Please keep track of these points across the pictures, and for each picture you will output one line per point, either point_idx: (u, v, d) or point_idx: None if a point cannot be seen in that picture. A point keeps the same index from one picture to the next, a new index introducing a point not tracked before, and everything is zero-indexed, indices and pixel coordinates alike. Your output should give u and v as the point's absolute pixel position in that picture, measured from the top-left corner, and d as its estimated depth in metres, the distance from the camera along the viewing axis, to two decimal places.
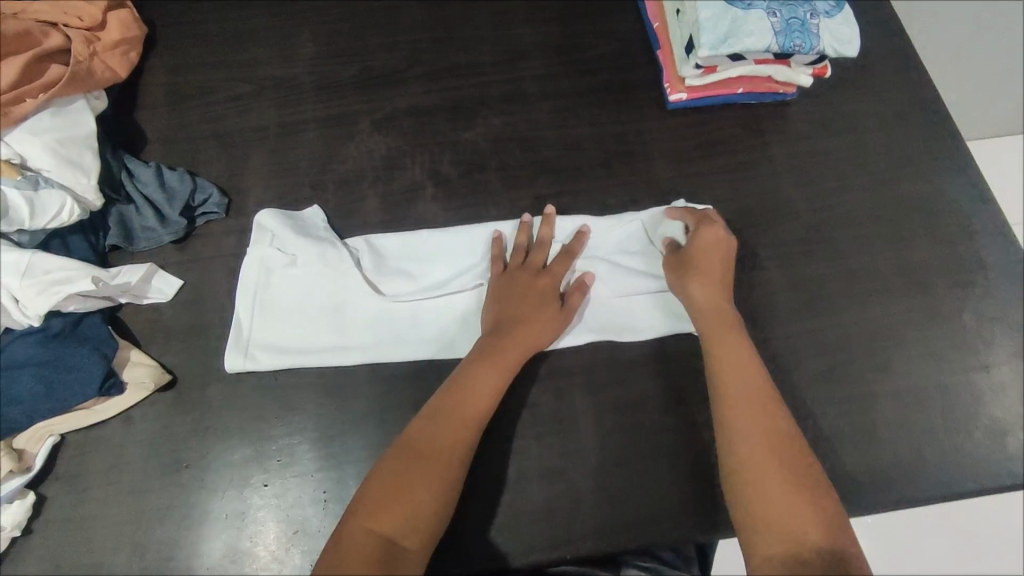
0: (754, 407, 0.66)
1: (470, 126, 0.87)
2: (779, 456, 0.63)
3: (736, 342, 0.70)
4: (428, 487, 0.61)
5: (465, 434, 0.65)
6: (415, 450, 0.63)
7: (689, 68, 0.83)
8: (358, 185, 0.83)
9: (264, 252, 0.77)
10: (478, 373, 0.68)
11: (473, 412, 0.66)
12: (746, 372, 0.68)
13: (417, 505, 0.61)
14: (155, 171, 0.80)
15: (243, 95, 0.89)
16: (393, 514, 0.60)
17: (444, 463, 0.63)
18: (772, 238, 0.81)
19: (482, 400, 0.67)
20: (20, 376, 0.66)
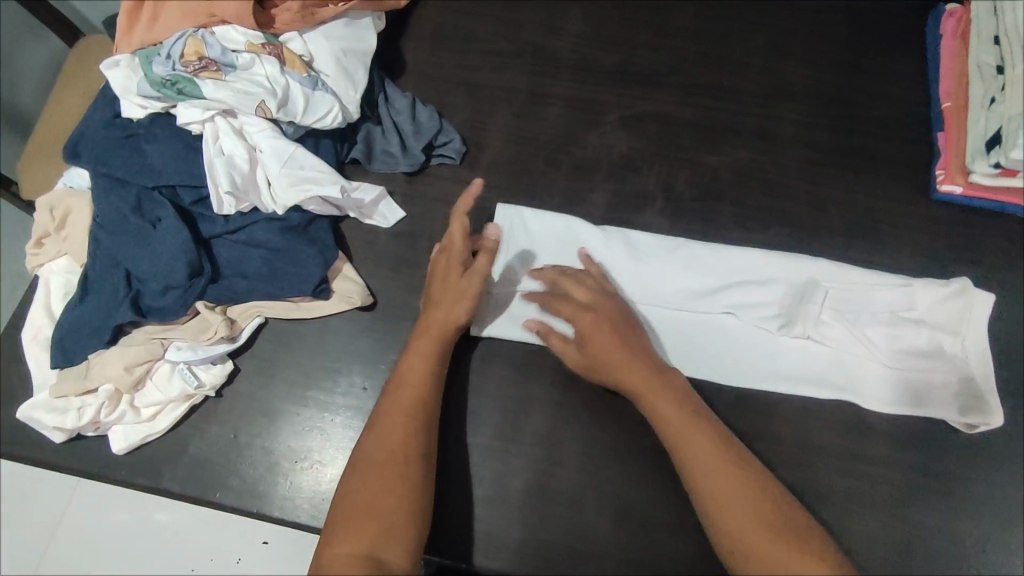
0: (700, 444, 0.60)
1: (716, 151, 0.83)
2: (732, 502, 0.57)
3: (635, 361, 0.63)
4: (401, 440, 0.62)
5: (400, 436, 0.62)
6: (396, 408, 0.64)
7: (983, 166, 0.75)
8: (592, 175, 0.82)
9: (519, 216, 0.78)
10: (413, 347, 0.68)
11: (411, 378, 0.66)
12: (676, 404, 0.62)
13: (384, 456, 0.61)
14: (410, 103, 0.82)
15: (502, 53, 0.89)
16: (382, 468, 0.60)
17: (406, 421, 0.63)
18: (1016, 373, 0.73)
19: (417, 370, 0.66)
20: (253, 254, 0.72)
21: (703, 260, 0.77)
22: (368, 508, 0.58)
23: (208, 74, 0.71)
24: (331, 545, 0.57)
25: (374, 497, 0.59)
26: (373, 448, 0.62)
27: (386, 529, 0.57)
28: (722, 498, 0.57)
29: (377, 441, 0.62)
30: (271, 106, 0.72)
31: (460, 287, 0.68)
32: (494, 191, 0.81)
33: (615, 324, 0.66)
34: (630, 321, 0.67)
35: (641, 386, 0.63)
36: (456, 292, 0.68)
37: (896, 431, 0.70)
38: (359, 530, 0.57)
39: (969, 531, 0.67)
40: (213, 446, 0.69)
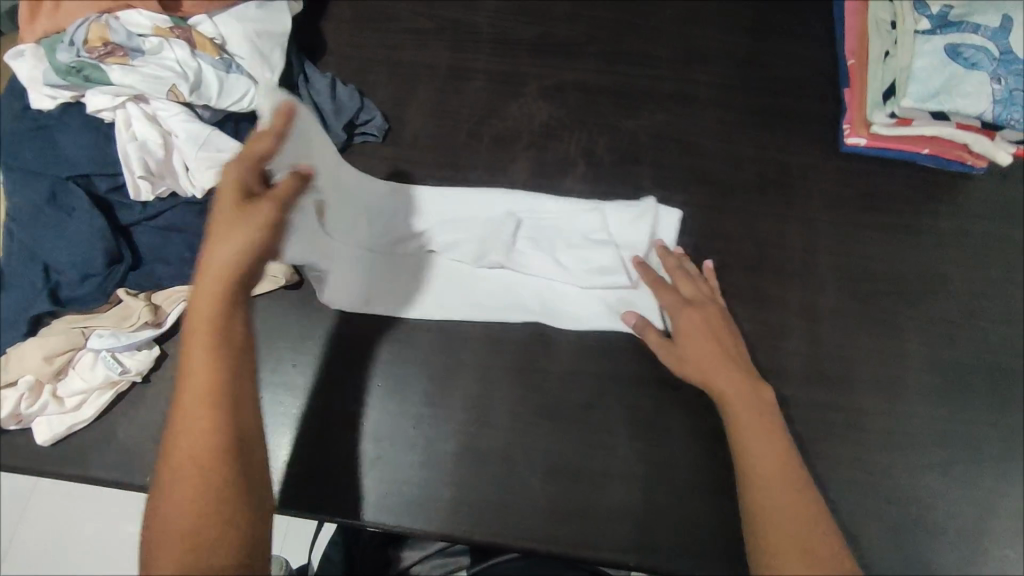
0: (772, 458, 0.61)
1: (635, 115, 0.85)
2: (791, 528, 0.57)
3: (726, 372, 0.66)
4: (195, 439, 0.55)
5: (205, 421, 0.55)
6: (190, 397, 0.55)
7: (882, 115, 0.79)
8: (513, 145, 0.83)
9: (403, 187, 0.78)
10: (195, 307, 0.56)
11: (196, 365, 0.56)
12: (757, 412, 0.64)
13: (185, 462, 0.54)
14: (330, 83, 0.82)
15: (423, 29, 0.90)
16: (179, 473, 0.54)
17: (204, 413, 0.55)
18: (921, 311, 0.76)
19: (198, 356, 0.56)
20: (176, 240, 0.73)
21: (573, 214, 0.78)
22: (172, 522, 0.53)
23: (114, 59, 0.71)
24: (157, 558, 0.52)
25: (177, 506, 0.53)
26: (183, 446, 0.55)
27: (197, 547, 0.52)
28: (787, 522, 0.58)
29: (187, 437, 0.55)
30: (183, 90, 0.72)
31: (240, 217, 0.56)
32: (417, 167, 0.82)
33: (709, 349, 0.67)
34: (725, 344, 0.68)
35: (730, 395, 0.65)
36: (229, 224, 0.55)
37: (811, 374, 0.73)
38: (176, 551, 0.52)
39: (879, 461, 0.70)
40: (143, 431, 0.69)
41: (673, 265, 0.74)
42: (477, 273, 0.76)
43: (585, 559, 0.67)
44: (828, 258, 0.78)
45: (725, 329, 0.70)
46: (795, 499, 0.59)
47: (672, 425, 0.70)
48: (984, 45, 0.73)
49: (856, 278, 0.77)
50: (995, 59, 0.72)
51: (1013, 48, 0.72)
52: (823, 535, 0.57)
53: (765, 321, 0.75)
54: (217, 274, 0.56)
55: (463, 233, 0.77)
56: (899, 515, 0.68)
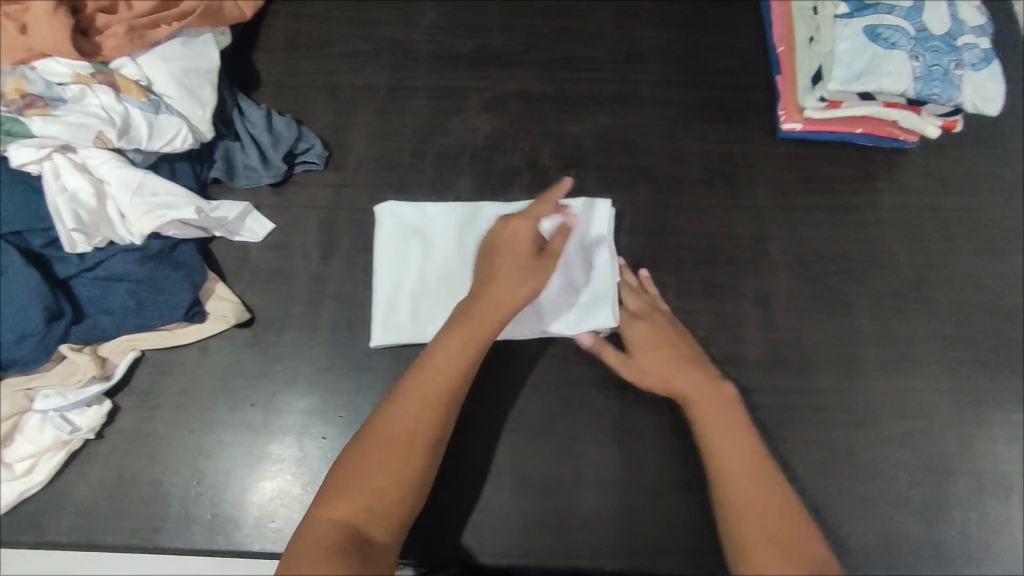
0: (742, 458, 0.62)
1: (577, 120, 0.86)
2: (764, 515, 0.58)
3: (686, 369, 0.68)
4: (411, 433, 0.59)
5: (435, 414, 0.60)
6: (412, 403, 0.60)
7: (812, 100, 0.80)
8: (458, 160, 0.83)
9: (387, 216, 0.78)
10: (448, 339, 0.63)
11: (434, 366, 0.62)
12: (723, 414, 0.65)
13: (394, 448, 0.58)
14: (265, 114, 0.81)
15: (358, 52, 0.89)
16: (390, 455, 0.57)
17: (426, 412, 0.60)
18: (868, 287, 0.78)
19: (437, 367, 0.62)
20: (116, 288, 0.70)
21: None
22: (375, 497, 0.56)
23: (36, 110, 0.69)
24: (320, 512, 0.55)
25: (378, 479, 0.57)
26: (384, 429, 0.59)
27: (379, 508, 0.56)
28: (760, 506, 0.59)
29: (395, 421, 0.59)
30: (110, 135, 0.70)
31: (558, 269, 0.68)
32: (362, 191, 0.81)
33: (665, 355, 0.69)
34: (682, 350, 0.69)
35: (698, 402, 0.66)
36: (507, 268, 0.67)
37: (769, 359, 0.74)
38: (348, 501, 0.55)
39: (841, 439, 0.71)
40: (100, 488, 0.67)
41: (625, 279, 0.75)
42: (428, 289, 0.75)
43: (562, 569, 0.67)
44: (776, 244, 0.79)
45: (680, 341, 0.70)
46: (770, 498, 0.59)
47: (638, 425, 0.71)
48: (901, 25, 0.74)
49: (804, 260, 0.79)
50: (911, 38, 0.74)
51: (927, 26, 0.74)
52: (797, 526, 0.58)
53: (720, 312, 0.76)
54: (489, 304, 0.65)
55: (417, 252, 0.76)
56: (866, 489, 0.70)
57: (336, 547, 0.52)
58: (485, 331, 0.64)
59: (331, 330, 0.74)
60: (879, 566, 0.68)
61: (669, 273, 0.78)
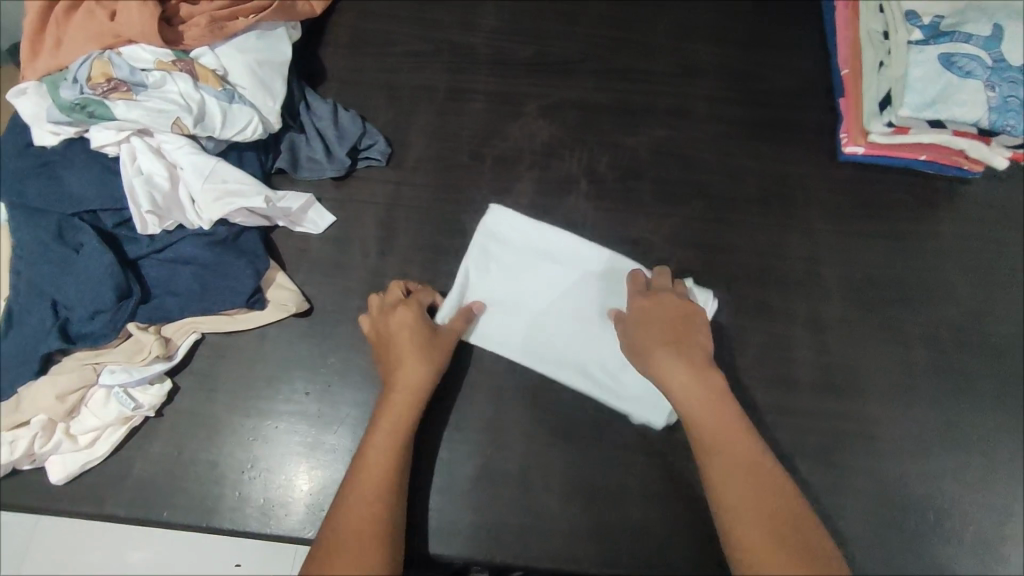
0: (738, 465, 0.59)
1: (635, 131, 0.86)
2: (750, 509, 0.57)
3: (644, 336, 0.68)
4: (374, 500, 0.60)
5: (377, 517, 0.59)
6: (372, 473, 0.62)
7: (878, 125, 0.78)
8: (516, 164, 0.84)
9: (492, 225, 0.78)
10: (376, 428, 0.65)
11: (378, 448, 0.63)
12: (704, 403, 0.63)
13: (339, 558, 0.56)
14: (331, 109, 0.83)
15: (420, 53, 0.91)
16: (359, 526, 0.58)
17: (368, 513, 0.60)
18: (925, 316, 0.77)
19: (380, 444, 0.64)
20: (183, 271, 0.72)
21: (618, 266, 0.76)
22: (357, 568, 0.56)
23: (119, 95, 0.71)
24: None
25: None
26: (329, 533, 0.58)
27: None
28: (745, 500, 0.58)
29: (339, 520, 0.59)
30: (187, 122, 0.72)
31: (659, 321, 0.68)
32: (420, 190, 0.82)
33: (649, 326, 0.68)
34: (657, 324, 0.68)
35: (680, 394, 0.64)
36: (405, 340, 0.69)
37: (820, 382, 0.74)
38: None
39: (892, 468, 0.71)
40: (158, 466, 0.69)
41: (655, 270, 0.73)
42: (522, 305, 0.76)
43: None
44: (833, 267, 0.79)
45: (681, 324, 0.68)
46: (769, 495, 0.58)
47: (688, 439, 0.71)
48: (977, 55, 0.73)
49: (860, 285, 0.78)
50: (987, 68, 0.72)
51: (1005, 57, 0.73)
52: (804, 531, 0.56)
53: (774, 332, 0.76)
54: (402, 395, 0.66)
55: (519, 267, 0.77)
56: (915, 520, 0.69)
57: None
58: (405, 413, 0.66)
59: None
60: None
61: (723, 290, 0.78)
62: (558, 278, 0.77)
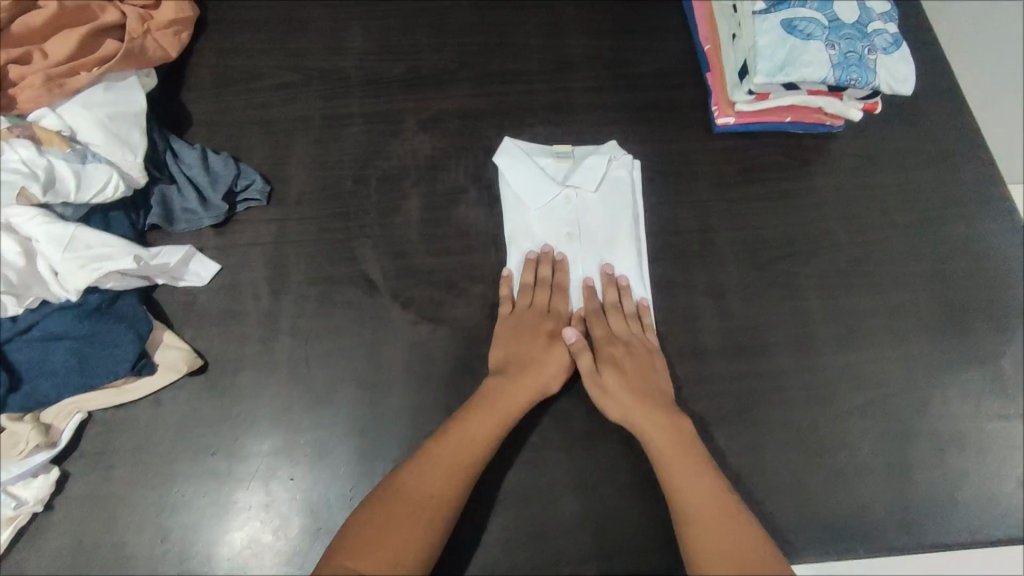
0: (696, 479, 0.64)
1: (516, 133, 0.87)
2: (709, 513, 0.62)
3: (619, 341, 0.72)
4: (448, 487, 0.62)
5: (456, 480, 0.63)
6: (449, 462, 0.63)
7: (740, 94, 0.82)
8: (402, 182, 0.82)
9: (597, 162, 0.82)
10: (473, 408, 0.67)
11: (472, 436, 0.65)
12: (681, 460, 0.65)
13: (403, 523, 0.59)
14: (200, 154, 0.80)
15: (290, 84, 0.89)
16: (420, 506, 0.61)
17: (449, 475, 0.63)
18: (813, 268, 0.80)
19: (469, 444, 0.65)
20: (56, 349, 0.66)
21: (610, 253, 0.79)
22: (408, 529, 0.59)
23: None
24: (339, 558, 0.57)
25: (391, 536, 0.59)
26: (411, 482, 0.62)
27: (402, 562, 0.58)
28: (711, 509, 0.62)
29: (425, 476, 0.62)
30: (34, 190, 0.66)
31: (634, 373, 0.70)
32: (307, 222, 0.79)
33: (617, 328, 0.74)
34: (620, 331, 0.73)
35: (620, 406, 0.68)
36: (535, 368, 0.70)
37: (727, 348, 0.76)
38: (369, 557, 0.57)
39: (804, 418, 0.73)
40: (58, 560, 0.64)
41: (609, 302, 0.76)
42: (551, 224, 0.81)
43: None
44: (722, 235, 0.82)
45: (653, 377, 0.71)
46: (747, 555, 0.59)
47: (610, 428, 0.72)
48: (814, 17, 0.77)
49: (750, 247, 0.81)
50: (825, 28, 0.77)
51: (838, 16, 0.77)
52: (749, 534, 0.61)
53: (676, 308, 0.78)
54: (526, 386, 0.69)
55: (582, 205, 0.81)
56: (833, 464, 0.72)
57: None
58: (507, 409, 0.67)
59: (289, 367, 0.72)
60: (853, 538, 0.69)
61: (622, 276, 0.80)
62: (590, 217, 0.81)
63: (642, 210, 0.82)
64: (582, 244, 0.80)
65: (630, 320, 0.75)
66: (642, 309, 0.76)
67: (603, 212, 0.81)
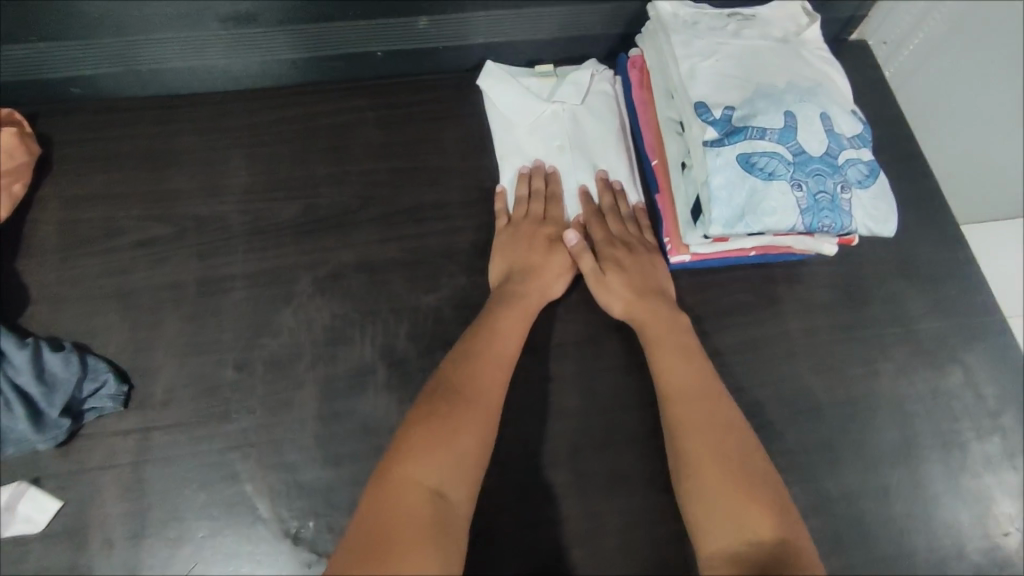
0: (693, 372, 0.64)
1: (434, 286, 0.72)
2: (707, 407, 0.61)
3: (622, 242, 0.72)
4: (488, 387, 0.60)
5: (495, 380, 0.61)
6: (484, 366, 0.61)
7: (695, 237, 0.69)
8: (295, 364, 0.67)
9: (580, 77, 0.81)
10: (492, 313, 0.66)
11: (497, 337, 0.64)
12: (676, 348, 0.65)
13: (451, 424, 0.56)
14: (33, 354, 0.63)
15: (157, 238, 0.73)
16: (468, 407, 0.58)
17: (484, 376, 0.61)
18: (793, 439, 0.68)
19: (498, 349, 0.63)
20: None
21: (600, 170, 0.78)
22: (456, 433, 0.56)
23: None
24: (393, 467, 0.54)
25: (439, 440, 0.55)
26: (442, 386, 0.60)
27: (461, 465, 0.55)
28: (712, 401, 0.61)
29: (460, 378, 0.60)
30: None
31: (635, 268, 0.70)
32: (176, 430, 0.64)
33: (617, 226, 0.73)
34: (622, 232, 0.73)
35: (621, 299, 0.69)
36: (540, 274, 0.69)
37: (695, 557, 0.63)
38: (426, 461, 0.54)
39: None
40: None
41: (607, 203, 0.75)
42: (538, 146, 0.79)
43: None
44: None
45: (655, 272, 0.71)
46: (747, 448, 0.58)
47: None
48: (775, 151, 0.64)
49: None
50: (790, 164, 0.64)
51: (803, 147, 0.65)
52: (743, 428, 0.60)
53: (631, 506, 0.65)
54: (539, 291, 0.69)
55: (568, 123, 0.80)
56: None
57: (420, 517, 0.50)
58: (526, 309, 0.67)
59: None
60: None
61: (568, 468, 0.66)
62: (576, 132, 0.80)
63: (626, 123, 0.83)
64: (572, 158, 0.78)
65: (628, 222, 0.74)
66: (639, 212, 0.76)
67: (590, 126, 0.80)
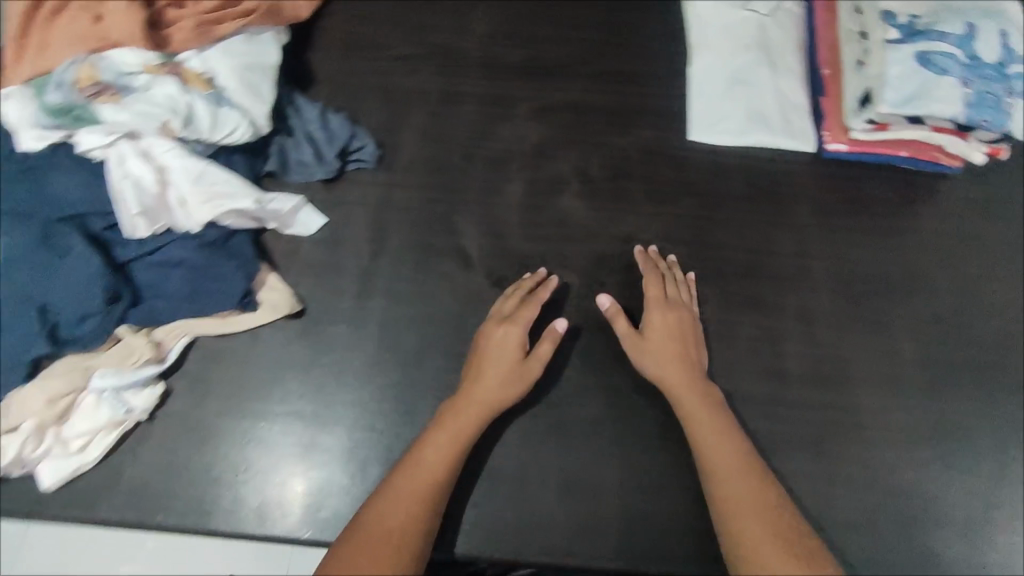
0: (730, 451, 0.64)
1: (624, 132, 0.87)
2: (745, 486, 0.61)
3: (658, 322, 0.72)
4: (422, 497, 0.61)
5: (434, 483, 0.62)
6: (420, 474, 0.62)
7: (858, 122, 0.80)
8: (508, 164, 0.84)
9: None
10: (452, 413, 0.66)
11: (438, 445, 0.64)
12: (710, 428, 0.66)
13: (400, 526, 0.59)
14: (321, 112, 0.83)
15: (411, 55, 0.91)
16: (404, 508, 0.60)
17: (432, 486, 0.62)
18: (910, 308, 0.78)
19: (430, 457, 0.63)
20: (175, 273, 0.72)
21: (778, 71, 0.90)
22: (396, 535, 0.58)
23: (104, 98, 0.71)
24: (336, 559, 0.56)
25: (376, 544, 0.57)
26: (396, 491, 0.61)
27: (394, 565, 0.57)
28: (744, 478, 0.62)
29: (387, 500, 0.60)
30: (175, 125, 0.72)
31: (658, 352, 0.70)
32: (413, 190, 0.82)
33: (653, 305, 0.74)
34: (654, 313, 0.73)
35: (653, 373, 0.70)
36: (504, 370, 0.68)
37: (811, 374, 0.75)
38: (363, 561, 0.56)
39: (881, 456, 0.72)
40: (154, 467, 0.70)
41: (651, 269, 0.77)
42: (726, 44, 0.91)
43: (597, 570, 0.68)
44: (818, 262, 0.80)
45: (691, 342, 0.72)
46: (783, 523, 0.59)
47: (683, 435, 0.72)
48: (951, 52, 0.75)
49: (845, 279, 0.80)
50: (962, 65, 0.75)
51: (978, 54, 0.75)
52: (779, 508, 0.60)
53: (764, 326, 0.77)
54: (493, 394, 0.67)
55: (755, 30, 0.92)
56: (903, 507, 0.71)
57: None
58: (484, 410, 0.67)
59: (379, 327, 0.76)
60: None
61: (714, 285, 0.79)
62: (761, 38, 0.92)
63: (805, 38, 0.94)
64: (754, 57, 0.90)
65: (679, 286, 0.76)
66: (687, 283, 0.78)
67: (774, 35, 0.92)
